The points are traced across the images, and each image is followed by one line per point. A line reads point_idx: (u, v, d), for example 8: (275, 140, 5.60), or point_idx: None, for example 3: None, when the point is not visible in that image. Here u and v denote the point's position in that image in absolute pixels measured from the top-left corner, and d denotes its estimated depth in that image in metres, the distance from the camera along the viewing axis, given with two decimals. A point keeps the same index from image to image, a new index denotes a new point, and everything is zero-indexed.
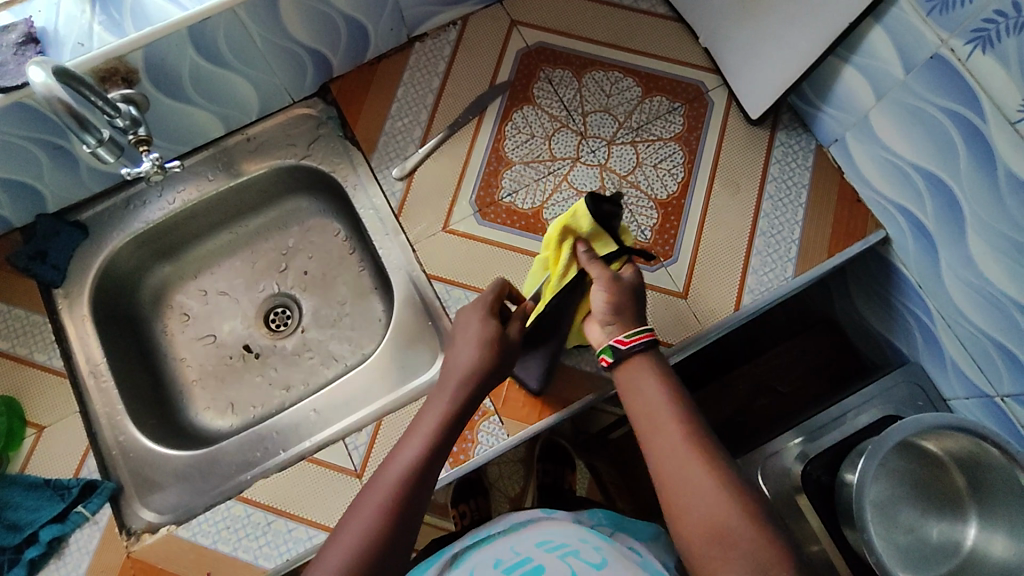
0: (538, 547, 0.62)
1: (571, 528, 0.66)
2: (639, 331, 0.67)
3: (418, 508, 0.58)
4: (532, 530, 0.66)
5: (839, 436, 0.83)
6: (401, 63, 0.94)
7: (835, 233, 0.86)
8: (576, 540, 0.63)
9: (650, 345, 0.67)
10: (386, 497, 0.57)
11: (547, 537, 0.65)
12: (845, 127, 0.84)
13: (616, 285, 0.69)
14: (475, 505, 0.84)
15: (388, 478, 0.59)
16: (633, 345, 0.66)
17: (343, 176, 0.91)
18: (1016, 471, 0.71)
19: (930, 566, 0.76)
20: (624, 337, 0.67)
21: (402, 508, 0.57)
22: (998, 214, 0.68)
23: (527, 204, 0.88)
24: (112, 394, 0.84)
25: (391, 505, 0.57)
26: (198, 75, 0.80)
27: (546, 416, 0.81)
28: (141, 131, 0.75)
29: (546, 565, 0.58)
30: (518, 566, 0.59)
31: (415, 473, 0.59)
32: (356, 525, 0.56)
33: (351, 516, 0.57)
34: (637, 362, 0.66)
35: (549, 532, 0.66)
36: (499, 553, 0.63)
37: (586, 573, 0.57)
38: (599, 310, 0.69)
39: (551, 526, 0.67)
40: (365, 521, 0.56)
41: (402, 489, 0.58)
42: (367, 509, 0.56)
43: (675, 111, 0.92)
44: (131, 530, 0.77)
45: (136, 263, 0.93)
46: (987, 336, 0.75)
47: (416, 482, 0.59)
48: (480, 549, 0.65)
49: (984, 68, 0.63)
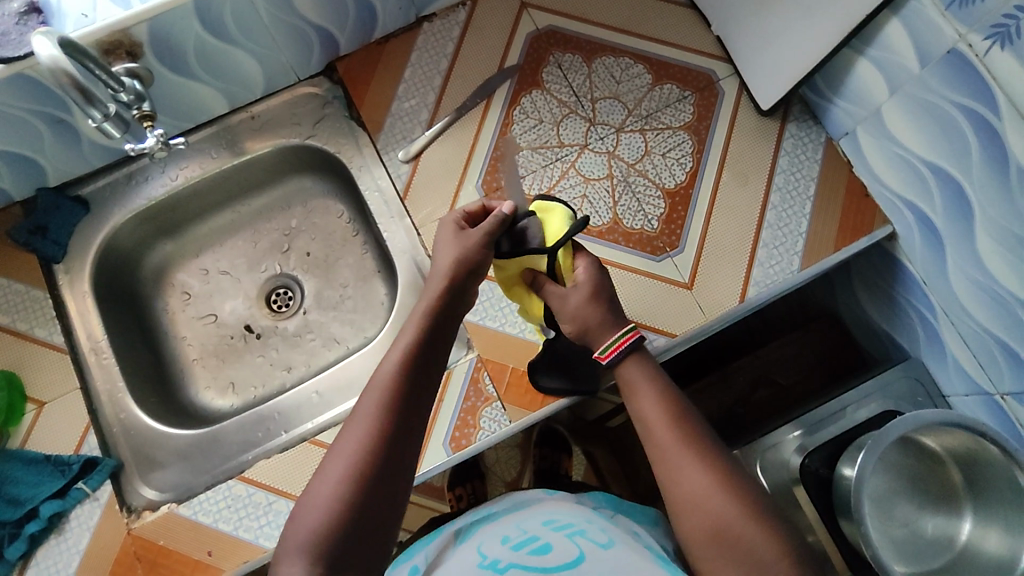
0: (546, 526, 0.62)
1: (574, 507, 0.67)
2: (617, 339, 0.64)
3: (410, 420, 0.56)
4: (535, 509, 0.67)
5: (837, 430, 0.83)
6: (408, 43, 0.93)
7: (841, 227, 0.86)
8: (583, 521, 0.64)
9: (633, 347, 0.64)
10: (376, 413, 0.55)
11: (554, 515, 0.65)
12: (856, 121, 0.83)
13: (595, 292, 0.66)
14: (471, 488, 0.84)
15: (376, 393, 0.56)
16: (614, 358, 0.64)
17: (347, 157, 0.90)
18: (1013, 468, 0.72)
19: (923, 558, 0.78)
20: (602, 352, 0.64)
21: (394, 422, 0.55)
22: (1008, 212, 0.67)
23: (534, 190, 0.87)
24: (113, 370, 0.84)
25: (384, 421, 0.55)
26: (203, 51, 0.79)
27: (549, 404, 0.83)
28: (146, 107, 0.74)
29: (554, 543, 0.59)
30: (526, 543, 0.60)
31: (402, 385, 0.57)
32: (349, 444, 0.53)
33: (343, 436, 0.55)
34: (629, 370, 0.64)
35: (553, 509, 0.66)
36: (506, 529, 0.63)
37: (594, 553, 0.57)
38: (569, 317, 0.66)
39: (557, 505, 0.68)
40: (360, 438, 0.53)
41: (393, 404, 0.56)
42: (360, 426, 0.54)
43: (685, 99, 0.91)
44: (132, 506, 0.78)
45: (138, 240, 0.92)
46: (991, 334, 0.76)
47: (405, 395, 0.57)
48: (484, 525, 0.66)
49: (1001, 64, 0.63)
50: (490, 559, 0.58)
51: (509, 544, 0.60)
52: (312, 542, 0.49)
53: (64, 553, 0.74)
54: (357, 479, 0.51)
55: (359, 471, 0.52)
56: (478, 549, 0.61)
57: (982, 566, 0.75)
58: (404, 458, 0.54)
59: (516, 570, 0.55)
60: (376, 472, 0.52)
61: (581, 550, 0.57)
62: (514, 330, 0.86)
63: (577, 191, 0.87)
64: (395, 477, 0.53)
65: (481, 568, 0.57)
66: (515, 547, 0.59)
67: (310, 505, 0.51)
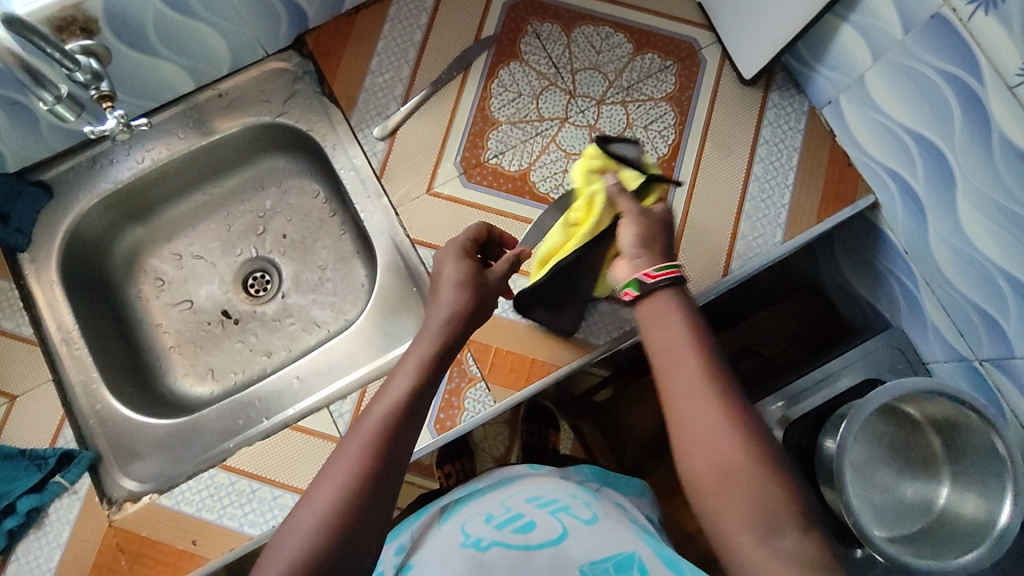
0: (529, 503, 0.62)
1: (559, 483, 0.67)
2: (665, 266, 0.58)
3: (391, 485, 0.52)
4: (521, 484, 0.67)
5: (819, 400, 0.86)
6: (380, 14, 0.88)
7: (825, 198, 0.85)
8: (566, 496, 0.63)
9: (677, 283, 0.57)
10: (373, 442, 0.53)
11: (538, 491, 0.65)
12: (839, 89, 0.82)
13: (644, 219, 0.62)
14: (459, 465, 0.85)
15: (356, 448, 0.53)
16: (661, 280, 0.57)
17: (321, 135, 0.87)
18: (990, 433, 0.73)
19: (903, 521, 0.80)
20: (650, 270, 0.57)
21: (370, 488, 0.51)
22: (990, 180, 0.67)
23: (514, 165, 0.84)
24: (86, 361, 0.81)
25: (355, 486, 0.50)
26: (163, 26, 0.75)
27: (532, 382, 0.79)
28: (104, 86, 0.71)
29: (537, 521, 0.58)
30: (509, 521, 0.59)
31: (406, 410, 0.55)
32: (317, 505, 0.50)
33: (313, 493, 0.51)
34: (658, 298, 0.57)
35: (538, 484, 0.66)
36: (490, 507, 0.63)
37: (577, 529, 0.56)
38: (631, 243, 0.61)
39: (540, 482, 0.67)
40: (328, 504, 0.50)
41: (390, 437, 0.53)
42: (361, 442, 0.53)
43: (667, 69, 0.88)
44: (113, 498, 0.77)
45: (107, 225, 0.89)
46: (970, 301, 0.77)
47: (389, 453, 0.53)
48: (468, 503, 0.66)
49: (985, 29, 0.61)
50: (473, 538, 0.57)
51: (492, 523, 0.59)
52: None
53: (44, 548, 0.73)
54: (345, 507, 0.49)
55: (323, 542, 0.48)
56: (460, 528, 0.60)
57: (958, 529, 0.76)
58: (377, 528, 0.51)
59: (499, 548, 0.54)
60: (340, 544, 0.48)
61: (564, 527, 0.57)
62: None
63: (558, 166, 0.84)
64: (362, 547, 0.49)
65: (464, 548, 0.56)
66: (499, 525, 0.58)
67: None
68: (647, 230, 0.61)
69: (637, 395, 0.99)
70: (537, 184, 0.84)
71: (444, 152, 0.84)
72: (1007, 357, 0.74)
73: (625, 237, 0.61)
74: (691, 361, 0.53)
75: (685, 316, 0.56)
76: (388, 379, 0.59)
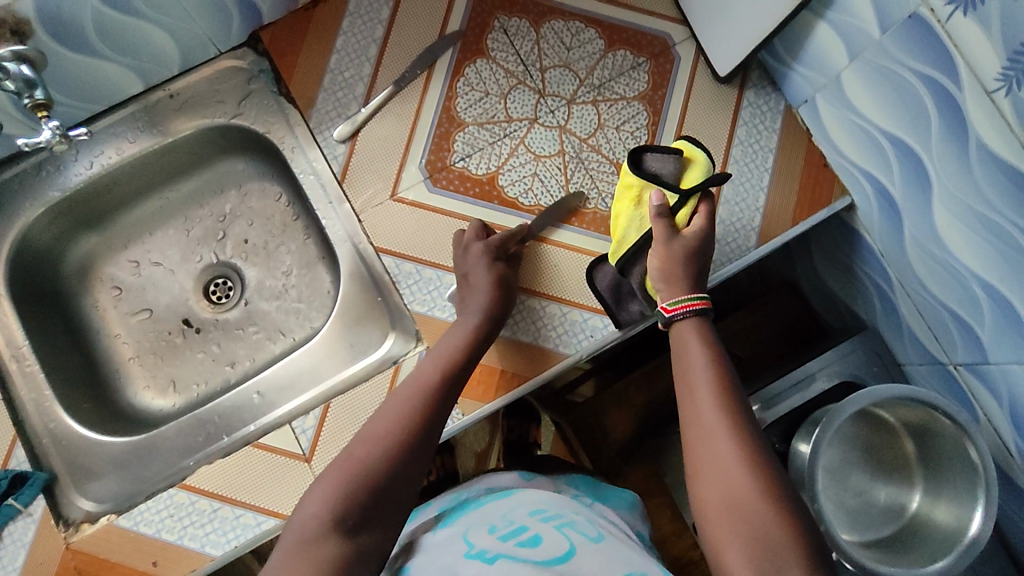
0: (533, 516, 0.59)
1: (555, 496, 0.65)
2: (692, 298, 0.65)
3: (430, 439, 0.59)
4: (518, 496, 0.65)
5: (793, 404, 0.87)
6: (339, 9, 0.84)
7: (800, 199, 0.83)
8: (571, 512, 0.61)
9: (701, 313, 0.64)
10: (427, 389, 0.63)
11: (541, 505, 0.62)
12: (816, 88, 0.79)
13: (669, 251, 0.67)
14: (442, 461, 0.91)
15: (401, 404, 0.61)
16: (678, 313, 0.64)
17: (279, 138, 0.83)
18: (964, 440, 0.73)
19: (875, 525, 0.81)
20: (668, 304, 0.65)
21: (415, 437, 0.58)
22: (969, 189, 0.65)
23: (481, 169, 0.81)
24: (38, 378, 0.78)
25: (402, 432, 0.57)
26: (105, 25, 0.70)
27: (502, 395, 0.77)
28: (39, 95, 0.68)
29: (544, 534, 0.55)
30: (516, 533, 0.56)
31: (453, 372, 0.66)
32: (367, 442, 0.57)
33: (363, 436, 0.58)
34: (682, 327, 0.64)
35: (535, 498, 0.64)
36: (493, 519, 0.60)
37: (585, 544, 0.54)
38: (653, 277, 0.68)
39: (543, 496, 0.64)
40: (377, 441, 0.56)
41: (440, 388, 0.64)
42: (419, 387, 0.63)
43: (640, 66, 0.85)
44: (70, 519, 0.74)
45: (56, 234, 0.85)
46: (946, 308, 0.75)
47: (430, 413, 0.61)
48: (466, 514, 0.64)
49: (964, 32, 0.58)
50: (478, 548, 0.54)
51: (497, 535, 0.56)
52: (307, 534, 0.49)
53: None
54: (409, 427, 0.58)
55: (368, 471, 0.54)
56: (464, 538, 0.58)
57: (929, 533, 0.76)
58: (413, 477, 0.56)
59: (505, 560, 0.50)
60: (383, 478, 0.54)
61: (572, 544, 0.53)
62: (445, 315, 0.78)
63: (527, 169, 0.82)
64: (398, 487, 0.55)
65: (469, 558, 0.53)
66: (503, 538, 0.55)
67: (312, 498, 0.53)
68: (670, 264, 0.67)
69: (613, 398, 1.00)
70: (505, 188, 0.81)
71: (408, 156, 0.81)
72: (980, 363, 0.74)
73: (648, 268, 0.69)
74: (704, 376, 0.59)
75: (706, 341, 0.62)
76: (425, 362, 0.68)
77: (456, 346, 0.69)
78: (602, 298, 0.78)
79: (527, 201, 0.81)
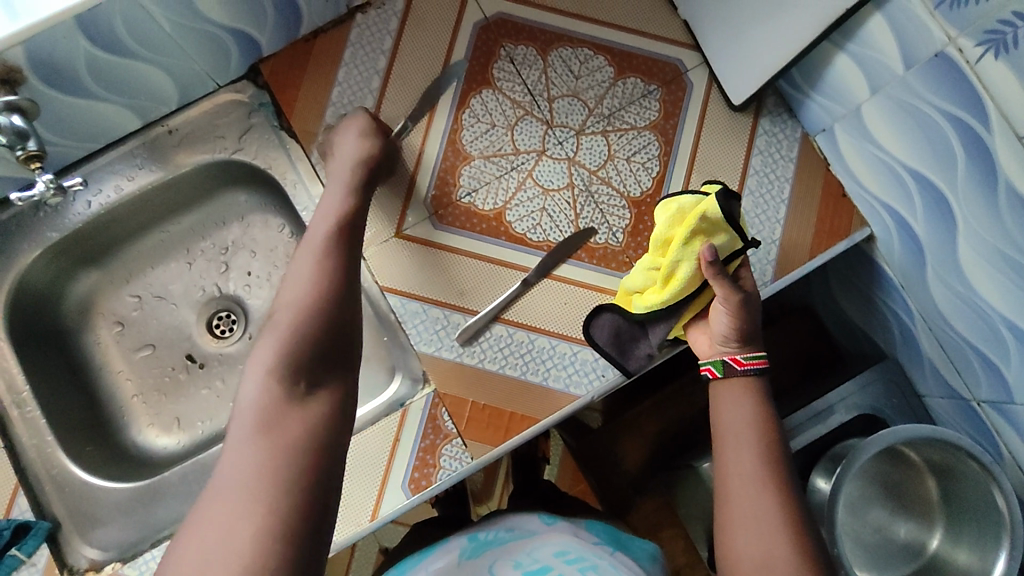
0: (557, 558, 0.59)
1: (580, 537, 0.64)
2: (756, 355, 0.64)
3: (346, 288, 0.59)
4: (540, 538, 0.64)
5: (808, 439, 0.84)
6: (341, 39, 0.81)
7: (818, 231, 0.81)
8: (594, 556, 0.60)
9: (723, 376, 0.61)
10: (327, 234, 0.63)
11: (563, 547, 0.62)
12: (834, 118, 0.77)
13: (745, 307, 0.64)
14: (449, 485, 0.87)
15: (309, 260, 0.60)
16: (749, 368, 0.64)
17: (280, 173, 0.81)
18: (988, 483, 0.71)
19: (893, 564, 0.78)
20: (741, 357, 0.64)
21: (334, 280, 0.58)
22: (996, 231, 0.62)
23: (488, 205, 0.79)
24: (40, 424, 0.77)
25: (316, 296, 0.56)
26: (98, 67, 0.68)
27: (513, 437, 0.75)
28: (32, 145, 0.64)
29: None
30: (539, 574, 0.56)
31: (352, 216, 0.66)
32: (285, 317, 0.54)
33: (275, 316, 0.55)
34: (726, 397, 0.63)
35: (560, 540, 0.63)
36: (519, 556, 0.60)
37: None
38: (723, 328, 0.65)
39: (563, 539, 0.63)
40: (293, 317, 0.54)
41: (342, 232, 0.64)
42: (320, 235, 0.63)
43: (651, 94, 0.82)
44: (75, 567, 0.73)
45: (55, 274, 0.83)
46: (970, 346, 0.73)
47: (339, 253, 0.61)
48: (491, 549, 0.64)
49: (995, 75, 0.56)
50: None
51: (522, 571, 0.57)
52: (263, 419, 0.48)
53: None
54: (324, 268, 0.59)
55: (298, 346, 0.52)
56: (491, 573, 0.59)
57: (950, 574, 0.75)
58: (342, 325, 0.56)
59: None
60: (313, 346, 0.53)
61: None
62: (452, 356, 0.76)
63: (535, 204, 0.79)
64: (332, 354, 0.54)
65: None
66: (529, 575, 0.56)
67: (246, 388, 0.50)
68: (745, 319, 0.64)
69: (625, 426, 0.97)
70: (512, 224, 0.79)
71: (413, 192, 0.79)
72: (1006, 402, 0.71)
73: (721, 320, 0.65)
74: (740, 447, 0.59)
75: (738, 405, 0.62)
76: (317, 224, 0.65)
77: (356, 204, 0.69)
78: (603, 351, 0.73)
79: (535, 236, 0.78)
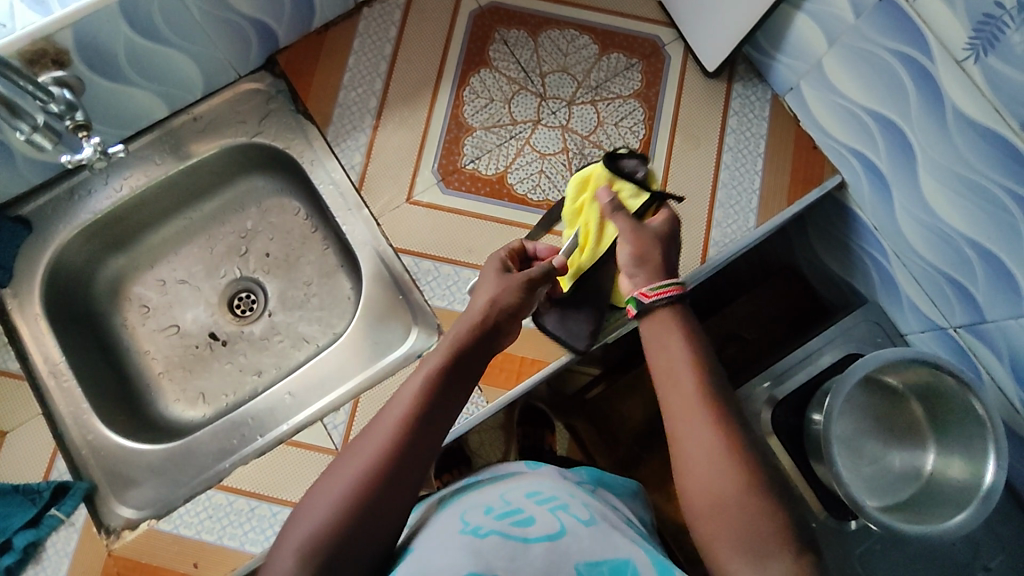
0: (528, 498, 0.55)
1: (557, 481, 0.60)
2: (664, 285, 0.63)
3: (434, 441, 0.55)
4: (516, 481, 0.60)
5: (805, 377, 0.86)
6: (349, 31, 0.90)
7: (793, 180, 0.88)
8: (565, 494, 0.57)
9: (676, 301, 0.63)
10: (432, 374, 0.57)
11: (536, 487, 0.58)
12: (799, 76, 0.85)
13: (640, 235, 0.67)
14: (458, 474, 0.81)
15: (407, 398, 0.56)
16: (657, 299, 0.62)
17: (298, 152, 0.88)
18: (968, 397, 0.76)
19: (892, 489, 0.82)
20: (647, 290, 0.63)
21: (425, 427, 0.54)
22: (951, 155, 0.69)
23: (490, 169, 0.86)
24: (76, 393, 0.81)
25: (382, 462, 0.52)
26: (135, 53, 0.75)
27: (524, 378, 0.82)
28: (79, 116, 0.72)
29: (536, 516, 0.51)
30: (510, 514, 0.51)
31: (460, 357, 0.59)
32: (362, 453, 0.53)
33: (335, 467, 0.53)
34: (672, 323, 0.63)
35: (534, 480, 0.60)
36: (489, 499, 0.55)
37: (576, 530, 0.49)
38: (626, 264, 0.67)
39: (538, 480, 0.60)
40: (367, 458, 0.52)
41: (445, 376, 0.58)
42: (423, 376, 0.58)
43: (633, 67, 0.91)
44: (111, 527, 0.75)
45: (87, 256, 0.89)
46: (940, 272, 0.79)
47: (440, 398, 0.56)
48: (466, 494, 0.59)
49: (931, 7, 0.64)
50: (472, 526, 0.50)
51: (492, 514, 0.52)
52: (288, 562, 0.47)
53: None
54: (418, 414, 0.55)
55: (358, 497, 0.50)
56: (459, 516, 0.53)
57: (947, 492, 0.79)
58: (413, 474, 0.53)
59: (497, 537, 0.47)
60: (358, 517, 0.49)
61: (563, 526, 0.50)
62: (462, 307, 0.81)
63: (534, 167, 0.86)
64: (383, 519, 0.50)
65: (461, 535, 0.48)
66: (499, 517, 0.51)
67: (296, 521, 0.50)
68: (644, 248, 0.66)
69: (627, 389, 0.98)
70: (514, 186, 0.85)
71: (421, 161, 0.86)
72: (979, 323, 0.77)
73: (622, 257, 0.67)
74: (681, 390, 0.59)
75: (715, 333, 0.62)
76: (428, 360, 0.59)
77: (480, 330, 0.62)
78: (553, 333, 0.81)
79: (535, 197, 0.85)
